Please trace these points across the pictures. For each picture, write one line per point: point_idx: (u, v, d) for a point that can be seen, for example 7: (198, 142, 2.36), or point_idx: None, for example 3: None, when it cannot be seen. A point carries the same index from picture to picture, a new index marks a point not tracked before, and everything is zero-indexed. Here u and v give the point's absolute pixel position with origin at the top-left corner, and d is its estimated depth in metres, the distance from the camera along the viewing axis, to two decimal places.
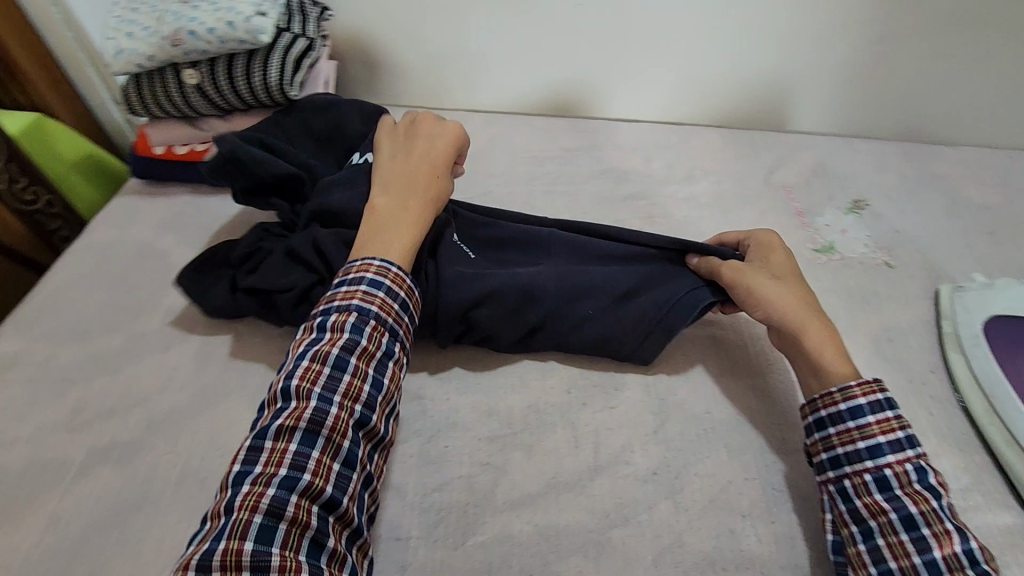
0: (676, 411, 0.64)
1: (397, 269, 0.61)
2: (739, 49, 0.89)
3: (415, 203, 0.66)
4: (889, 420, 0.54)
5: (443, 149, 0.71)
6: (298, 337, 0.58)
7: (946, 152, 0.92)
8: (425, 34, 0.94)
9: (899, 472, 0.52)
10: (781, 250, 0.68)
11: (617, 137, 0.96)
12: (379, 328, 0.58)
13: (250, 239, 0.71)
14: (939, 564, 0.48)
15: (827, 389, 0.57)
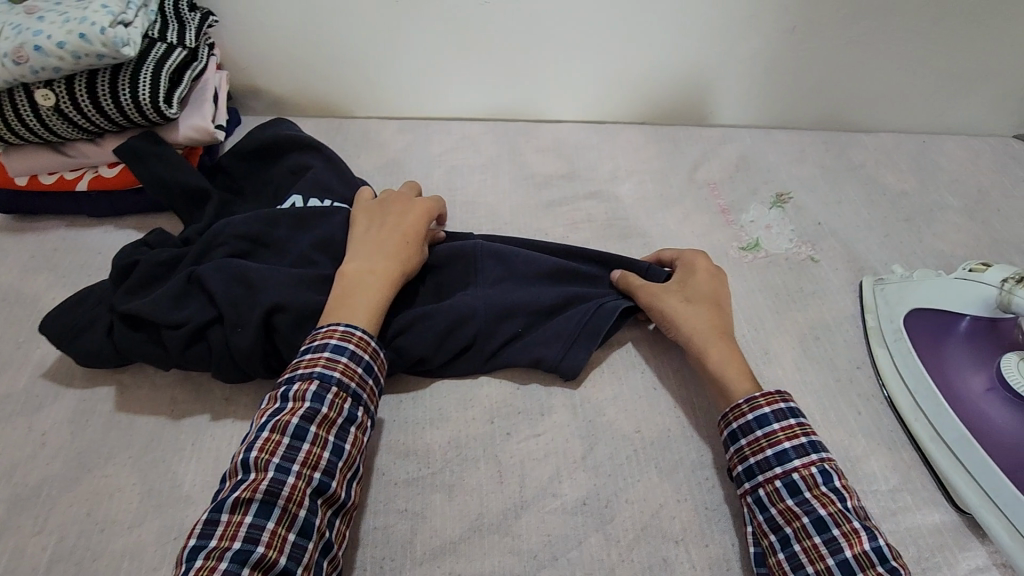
0: (604, 432, 0.61)
1: (362, 332, 0.57)
2: (655, 44, 0.87)
3: (388, 265, 0.62)
4: (793, 426, 0.53)
5: (422, 212, 0.68)
6: (263, 406, 0.54)
7: (863, 140, 0.92)
8: (324, 38, 0.87)
9: (806, 475, 0.51)
10: (702, 270, 0.66)
11: (539, 140, 0.92)
12: (341, 394, 0.54)
13: (145, 266, 0.63)
14: (851, 564, 0.47)
15: (735, 402, 0.56)
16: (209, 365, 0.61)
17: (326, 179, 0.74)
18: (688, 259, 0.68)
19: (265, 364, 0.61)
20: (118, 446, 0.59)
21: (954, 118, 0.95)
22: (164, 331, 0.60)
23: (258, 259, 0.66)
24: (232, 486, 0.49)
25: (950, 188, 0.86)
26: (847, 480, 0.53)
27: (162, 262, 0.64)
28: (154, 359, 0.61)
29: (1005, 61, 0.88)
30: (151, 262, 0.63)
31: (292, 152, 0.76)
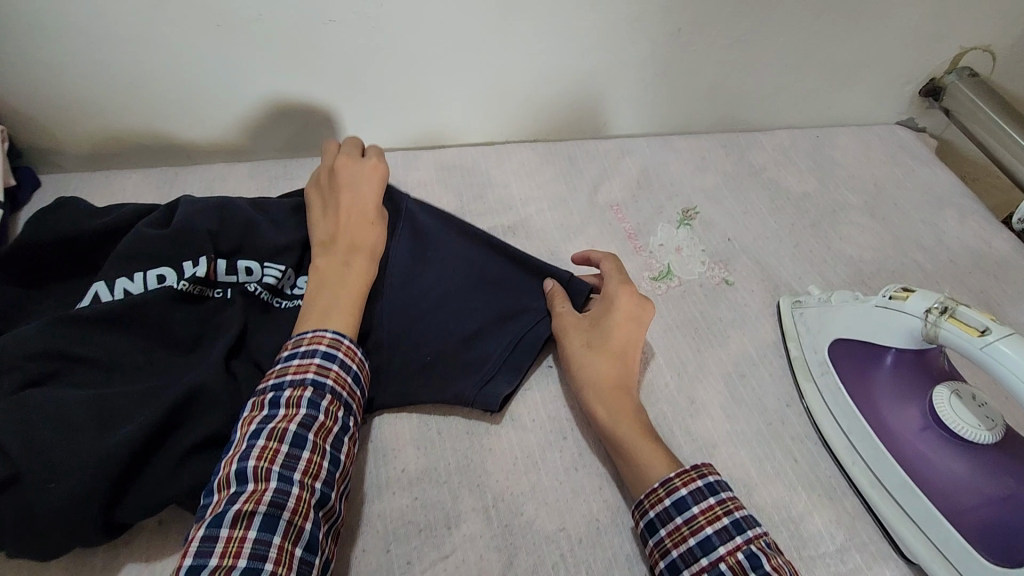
0: (524, 537, 0.51)
1: (350, 339, 0.52)
2: (534, 56, 0.77)
3: (363, 250, 0.58)
4: (713, 507, 0.48)
5: (375, 177, 0.64)
6: (247, 412, 0.48)
7: (762, 140, 0.88)
8: (130, 75, 0.69)
9: (733, 563, 0.45)
10: (629, 321, 0.58)
11: (419, 173, 0.80)
12: (336, 402, 0.49)
13: None
14: None
15: (650, 486, 0.50)
16: (6, 542, 0.45)
17: (126, 246, 0.56)
18: (614, 282, 0.60)
19: (99, 521, 0.45)
20: None
21: (843, 110, 0.93)
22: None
23: (64, 379, 0.49)
24: (228, 499, 0.43)
25: (849, 185, 0.83)
26: (779, 559, 0.46)
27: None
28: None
29: (886, 51, 0.86)
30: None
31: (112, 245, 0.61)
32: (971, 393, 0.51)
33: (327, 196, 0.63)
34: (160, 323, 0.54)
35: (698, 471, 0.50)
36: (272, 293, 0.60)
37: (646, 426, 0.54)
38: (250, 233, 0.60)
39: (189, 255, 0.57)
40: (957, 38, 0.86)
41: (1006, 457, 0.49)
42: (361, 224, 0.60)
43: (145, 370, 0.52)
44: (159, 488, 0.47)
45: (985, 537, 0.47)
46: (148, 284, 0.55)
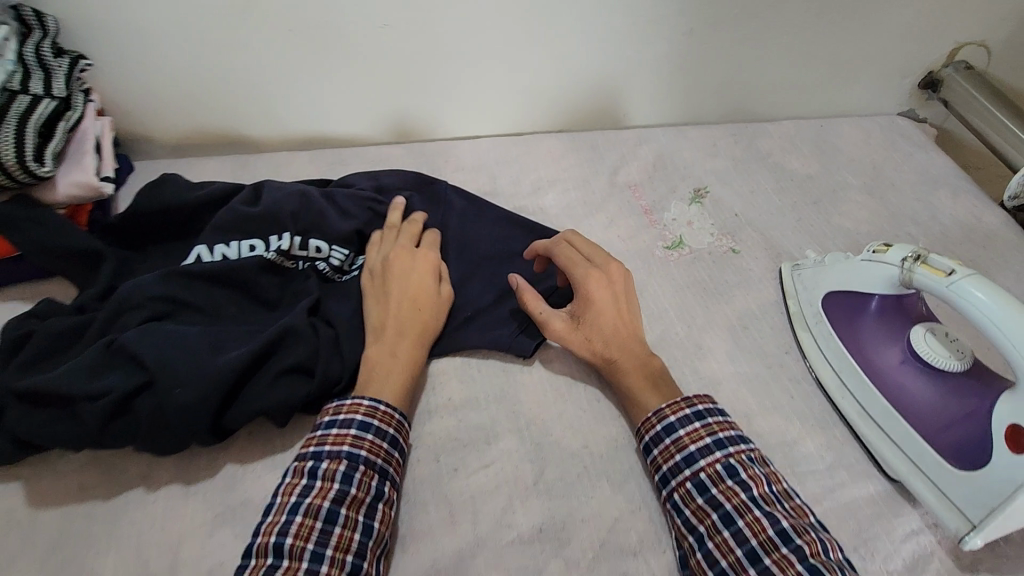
0: (553, 452, 0.60)
1: (386, 405, 0.57)
2: (561, 55, 0.87)
3: (407, 336, 0.62)
4: (698, 429, 0.56)
5: (428, 267, 0.67)
6: (289, 479, 0.52)
7: (769, 129, 0.96)
8: (214, 74, 0.81)
9: (711, 473, 0.54)
10: (605, 290, 0.65)
11: (458, 158, 0.90)
12: (369, 472, 0.53)
13: (41, 341, 0.56)
14: (756, 553, 0.49)
15: (645, 416, 0.59)
16: (139, 437, 0.54)
17: (224, 217, 0.68)
18: (579, 271, 0.65)
19: (212, 422, 0.54)
20: (21, 549, 0.52)
21: (845, 101, 1.01)
22: (80, 403, 0.52)
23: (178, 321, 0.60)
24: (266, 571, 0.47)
25: (849, 168, 0.91)
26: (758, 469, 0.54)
27: (61, 331, 0.57)
28: (70, 438, 0.52)
29: (883, 46, 0.94)
30: (50, 329, 0.56)
31: (205, 216, 0.71)
32: (943, 332, 0.59)
33: (379, 283, 0.66)
34: (252, 281, 0.65)
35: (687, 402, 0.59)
36: (336, 271, 0.70)
37: (655, 373, 0.62)
38: (322, 216, 0.69)
39: (274, 230, 0.68)
40: (951, 35, 0.94)
41: (974, 381, 0.55)
42: (410, 314, 0.63)
43: (239, 318, 0.63)
44: (256, 399, 0.57)
45: (959, 453, 0.53)
46: (241, 251, 0.67)
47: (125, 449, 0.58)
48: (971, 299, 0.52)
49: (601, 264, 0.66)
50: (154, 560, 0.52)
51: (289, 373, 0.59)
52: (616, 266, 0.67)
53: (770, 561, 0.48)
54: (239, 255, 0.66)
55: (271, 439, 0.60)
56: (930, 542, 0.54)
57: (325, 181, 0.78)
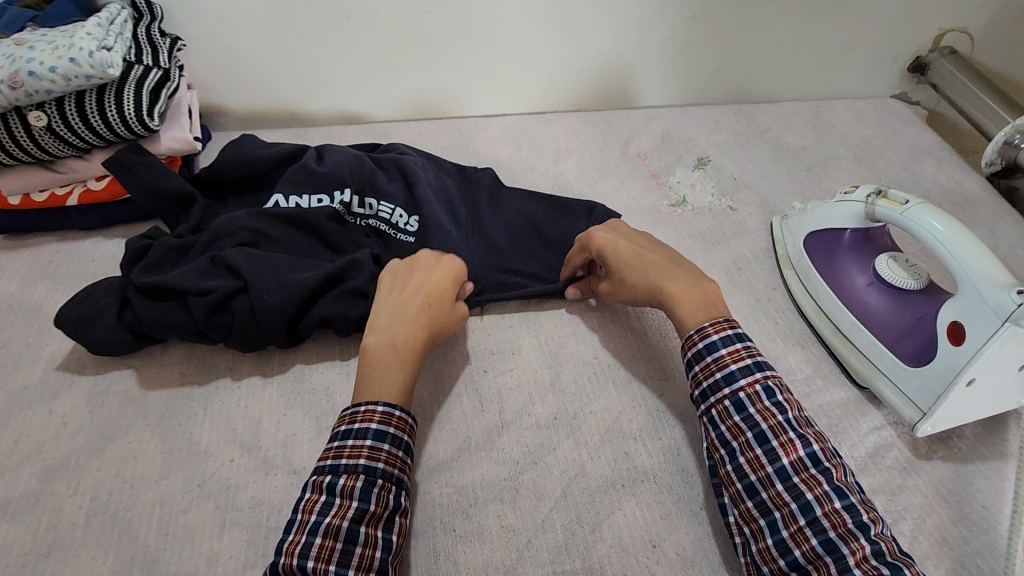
0: (568, 360, 0.71)
1: (400, 412, 0.58)
2: (579, 40, 0.99)
3: (409, 327, 0.62)
4: (739, 350, 0.58)
5: (448, 271, 0.68)
6: (308, 496, 0.53)
7: (768, 108, 1.06)
8: (282, 56, 0.95)
9: (750, 393, 0.56)
10: (618, 237, 0.69)
11: (487, 131, 1.02)
12: (386, 485, 0.54)
13: (158, 252, 0.70)
14: (787, 470, 0.52)
15: (687, 334, 0.61)
16: (232, 332, 0.66)
17: (297, 173, 0.81)
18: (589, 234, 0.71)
19: (288, 326, 0.67)
20: (137, 418, 0.65)
21: (839, 84, 1.11)
22: (191, 297, 0.65)
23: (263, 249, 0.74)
24: None
25: (841, 141, 1.01)
26: (791, 396, 0.57)
27: (173, 247, 0.71)
28: (180, 326, 0.65)
29: (873, 33, 1.04)
30: (163, 245, 0.70)
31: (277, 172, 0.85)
32: (904, 258, 0.68)
33: (397, 278, 0.67)
34: (320, 226, 0.76)
35: (728, 323, 0.60)
36: (387, 226, 0.80)
37: (696, 276, 0.65)
38: (374, 177, 0.82)
39: (337, 186, 0.80)
40: (935, 22, 1.03)
41: (924, 296, 0.65)
42: (420, 307, 0.64)
43: (309, 253, 0.76)
44: (322, 305, 0.68)
45: (917, 354, 0.62)
46: (311, 202, 0.80)
47: (215, 348, 0.71)
48: (920, 222, 0.62)
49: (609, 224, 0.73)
50: (240, 429, 0.64)
51: (345, 294, 0.69)
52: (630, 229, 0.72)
53: (799, 480, 0.52)
54: (309, 206, 0.79)
55: (330, 349, 0.71)
56: (891, 435, 0.63)
57: (374, 145, 0.91)
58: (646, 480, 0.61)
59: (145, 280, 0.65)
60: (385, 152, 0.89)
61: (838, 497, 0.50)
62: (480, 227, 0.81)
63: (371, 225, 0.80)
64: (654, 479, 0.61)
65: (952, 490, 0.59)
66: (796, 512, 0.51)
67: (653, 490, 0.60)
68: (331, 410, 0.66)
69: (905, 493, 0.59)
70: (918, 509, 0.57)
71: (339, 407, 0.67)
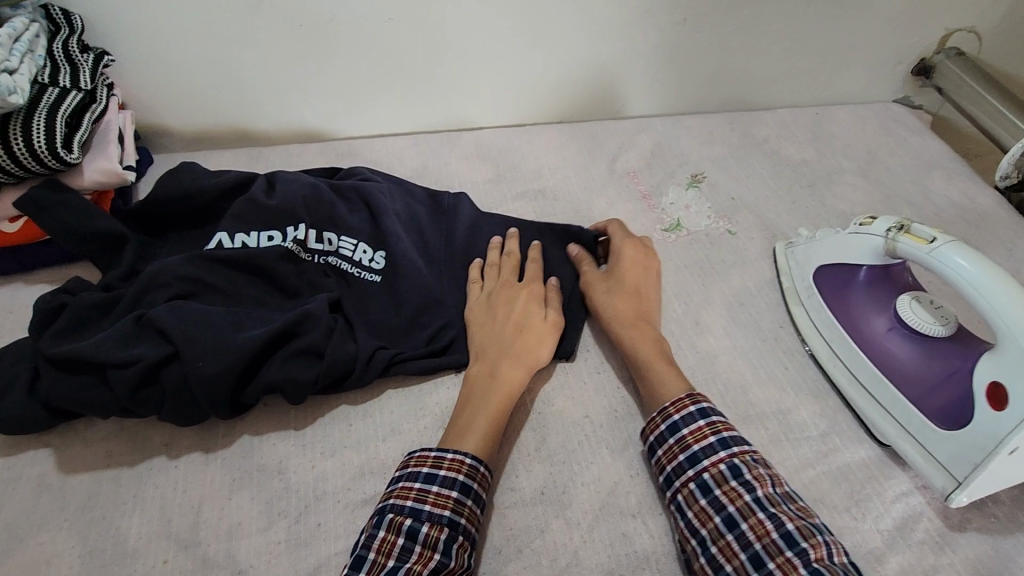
0: (555, 420, 0.62)
1: (485, 468, 0.54)
2: (559, 47, 0.90)
3: (504, 360, 0.61)
4: (702, 428, 0.54)
5: (533, 295, 0.66)
6: (383, 534, 0.48)
7: (764, 116, 0.98)
8: (226, 69, 0.84)
9: (715, 473, 0.52)
10: (635, 252, 0.71)
11: (461, 148, 0.93)
12: (465, 543, 0.50)
13: (74, 311, 0.61)
14: (762, 556, 0.47)
15: (650, 415, 0.58)
16: (162, 407, 0.58)
17: (245, 208, 0.71)
18: (620, 241, 0.72)
19: (231, 395, 0.58)
20: (55, 511, 0.55)
21: (839, 88, 1.03)
22: (110, 371, 0.56)
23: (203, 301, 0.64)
24: None
25: (844, 152, 0.93)
26: (764, 470, 0.52)
27: (95, 303, 0.62)
28: (100, 403, 0.57)
29: (875, 35, 0.96)
30: (83, 302, 0.61)
31: (222, 204, 0.74)
32: (929, 299, 0.61)
33: (483, 309, 0.66)
34: (271, 271, 0.66)
35: (692, 399, 0.57)
36: (351, 265, 0.70)
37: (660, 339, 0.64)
38: (333, 209, 0.72)
39: (291, 221, 0.70)
40: (941, 21, 0.96)
41: (955, 345, 0.58)
42: (513, 334, 0.63)
43: (258, 302, 0.66)
44: (274, 371, 0.60)
45: (944, 412, 0.56)
46: (260, 241, 0.69)
47: (148, 420, 0.61)
48: (951, 261, 0.54)
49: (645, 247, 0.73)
50: (177, 520, 0.55)
51: (299, 354, 0.61)
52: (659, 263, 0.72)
53: (774, 567, 0.46)
54: (258, 245, 0.69)
55: (284, 415, 0.63)
56: (919, 502, 0.56)
57: (333, 170, 0.82)
58: (648, 567, 0.53)
59: (56, 350, 0.56)
60: (347, 176, 0.80)
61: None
62: (454, 265, 0.72)
63: (331, 263, 0.70)
64: (657, 564, 0.54)
65: (992, 569, 0.52)
66: None
67: None
68: (285, 492, 0.57)
69: (940, 574, 0.52)
70: None
71: (293, 488, 0.58)
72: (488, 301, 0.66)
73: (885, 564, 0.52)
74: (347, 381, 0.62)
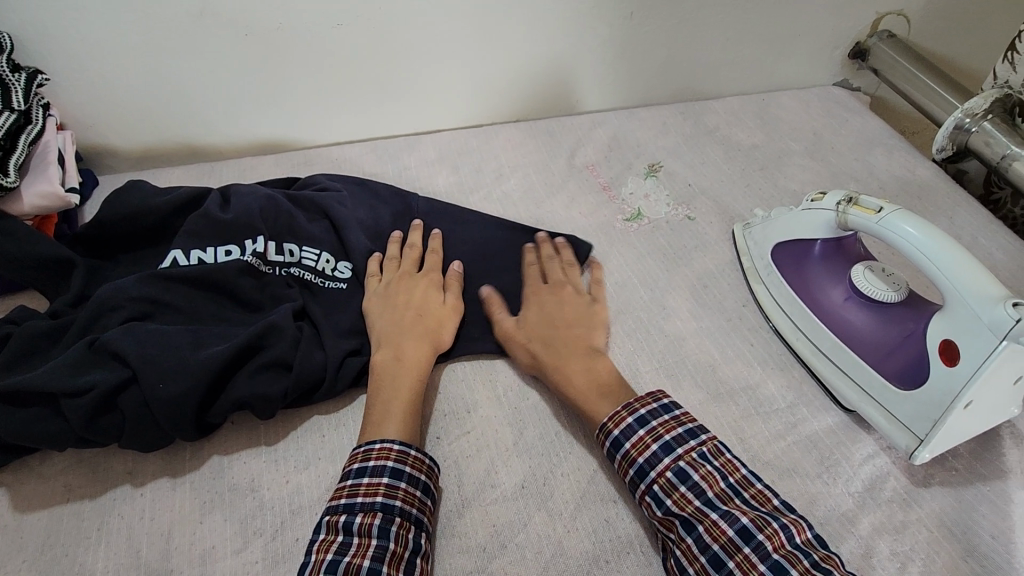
0: (531, 414, 0.62)
1: (415, 449, 0.54)
2: (511, 47, 0.90)
3: (410, 344, 0.62)
4: (642, 438, 0.54)
5: (430, 283, 0.68)
6: (323, 537, 0.49)
7: (714, 105, 1.01)
8: (172, 83, 0.81)
9: (664, 482, 0.52)
10: (551, 296, 0.68)
11: (420, 152, 0.92)
12: (405, 524, 0.50)
13: (21, 339, 0.58)
14: (721, 556, 0.48)
15: (595, 426, 0.57)
16: (123, 435, 0.55)
17: (198, 223, 0.68)
18: (526, 289, 0.69)
19: (196, 416, 0.56)
20: (11, 551, 0.52)
21: (783, 74, 1.07)
22: (64, 400, 0.54)
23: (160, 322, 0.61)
24: None
25: (792, 135, 0.96)
26: (712, 465, 0.52)
27: (44, 331, 0.59)
28: (55, 435, 0.54)
29: (814, 21, 1.00)
30: (30, 330, 0.59)
31: (175, 221, 0.72)
32: (881, 267, 0.64)
33: (382, 300, 0.66)
34: (230, 286, 0.64)
35: (630, 406, 0.56)
36: (315, 276, 0.69)
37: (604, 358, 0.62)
38: (292, 219, 0.70)
39: (248, 234, 0.68)
40: (874, 5, 1.00)
41: (905, 309, 0.61)
42: (414, 320, 0.64)
43: (219, 319, 0.64)
44: (242, 387, 0.58)
45: (902, 374, 0.58)
46: (217, 256, 0.67)
47: (109, 448, 0.59)
48: (898, 229, 0.57)
49: (558, 278, 0.70)
50: (146, 548, 0.53)
51: (266, 368, 0.59)
52: (578, 288, 0.70)
53: (734, 565, 0.47)
54: (215, 260, 0.67)
55: (255, 431, 0.61)
56: (885, 463, 0.58)
57: (291, 180, 0.80)
58: (632, 550, 0.54)
59: (3, 383, 0.54)
60: (304, 186, 0.78)
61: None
62: None
63: (294, 274, 0.68)
64: (641, 546, 0.54)
65: (957, 521, 0.54)
66: None
67: (641, 562, 0.53)
68: (259, 510, 0.55)
69: (909, 530, 0.54)
70: (926, 548, 0.53)
71: (268, 505, 0.56)
72: (385, 293, 0.67)
73: (858, 525, 0.54)
74: (318, 391, 0.61)
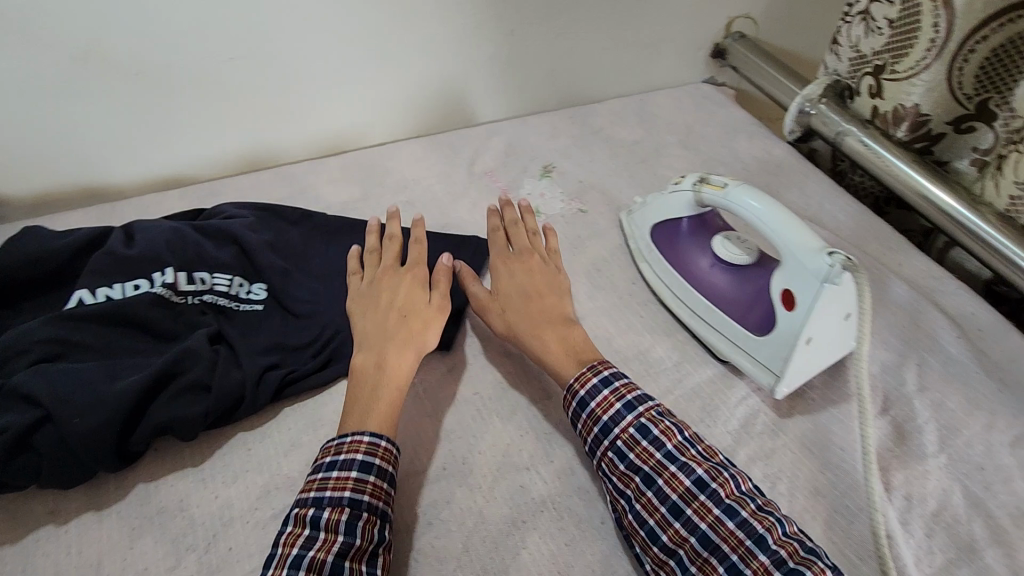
0: (448, 403, 0.68)
1: (386, 441, 0.57)
2: (403, 69, 0.96)
3: (392, 345, 0.65)
4: (607, 398, 0.61)
5: (414, 280, 0.72)
6: (290, 530, 0.52)
7: (598, 107, 1.11)
8: (62, 128, 0.81)
9: (627, 438, 0.58)
10: (512, 266, 0.75)
11: (326, 173, 0.96)
12: (372, 518, 0.53)
13: None
14: (679, 504, 0.54)
15: (565, 387, 0.64)
16: (43, 473, 0.56)
17: (102, 261, 0.69)
18: (496, 255, 0.77)
19: (117, 445, 0.57)
20: None
21: (657, 75, 1.19)
22: None
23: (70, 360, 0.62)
24: None
25: (667, 129, 1.07)
26: (669, 422, 0.59)
27: None
28: None
29: (675, 27, 1.12)
30: None
31: (78, 263, 0.72)
32: (738, 237, 0.74)
33: (365, 298, 0.70)
34: (141, 319, 0.66)
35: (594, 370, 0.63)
36: (228, 300, 0.71)
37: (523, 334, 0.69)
38: (200, 248, 0.72)
39: (156, 267, 0.69)
40: (723, 10, 1.14)
41: (757, 268, 0.71)
42: (397, 320, 0.67)
43: (132, 351, 0.65)
44: (161, 412, 0.60)
45: (756, 323, 0.68)
46: (125, 291, 0.68)
47: (29, 492, 0.59)
48: (738, 200, 0.67)
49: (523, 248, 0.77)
50: None
51: (184, 391, 0.61)
52: (542, 255, 0.78)
53: (691, 510, 0.53)
54: (124, 295, 0.67)
55: (180, 454, 0.63)
56: (756, 401, 0.67)
57: (197, 211, 0.82)
58: (546, 508, 0.60)
59: None
60: (211, 216, 0.80)
61: (728, 518, 0.52)
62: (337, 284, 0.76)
63: (208, 301, 0.70)
64: (553, 503, 0.60)
65: (814, 441, 0.64)
66: (697, 545, 0.52)
67: (554, 517, 0.59)
68: (190, 528, 0.57)
69: (777, 454, 0.63)
70: (790, 467, 0.62)
71: (199, 520, 0.58)
72: (369, 290, 0.71)
73: (736, 456, 0.62)
74: (240, 408, 0.64)
